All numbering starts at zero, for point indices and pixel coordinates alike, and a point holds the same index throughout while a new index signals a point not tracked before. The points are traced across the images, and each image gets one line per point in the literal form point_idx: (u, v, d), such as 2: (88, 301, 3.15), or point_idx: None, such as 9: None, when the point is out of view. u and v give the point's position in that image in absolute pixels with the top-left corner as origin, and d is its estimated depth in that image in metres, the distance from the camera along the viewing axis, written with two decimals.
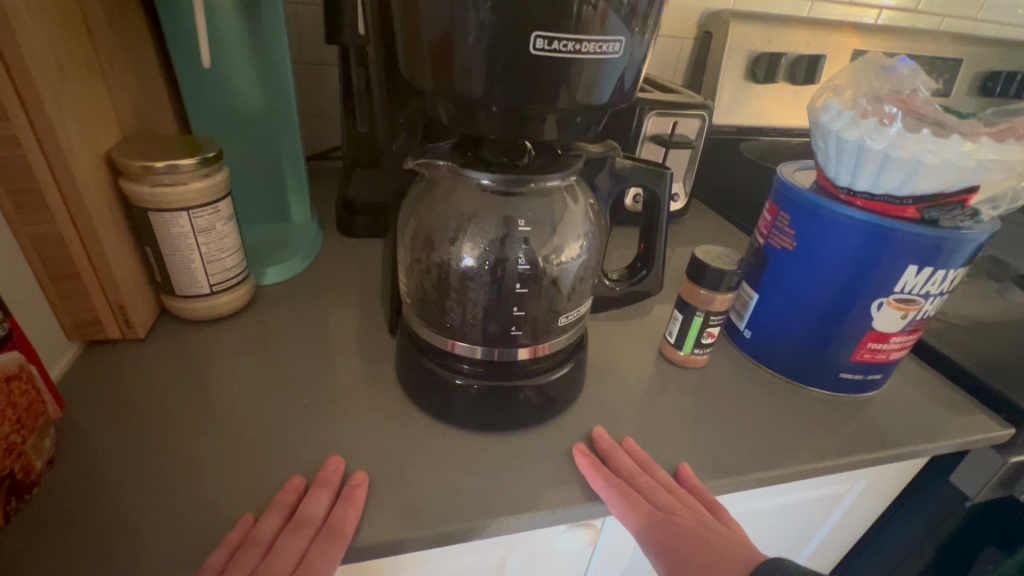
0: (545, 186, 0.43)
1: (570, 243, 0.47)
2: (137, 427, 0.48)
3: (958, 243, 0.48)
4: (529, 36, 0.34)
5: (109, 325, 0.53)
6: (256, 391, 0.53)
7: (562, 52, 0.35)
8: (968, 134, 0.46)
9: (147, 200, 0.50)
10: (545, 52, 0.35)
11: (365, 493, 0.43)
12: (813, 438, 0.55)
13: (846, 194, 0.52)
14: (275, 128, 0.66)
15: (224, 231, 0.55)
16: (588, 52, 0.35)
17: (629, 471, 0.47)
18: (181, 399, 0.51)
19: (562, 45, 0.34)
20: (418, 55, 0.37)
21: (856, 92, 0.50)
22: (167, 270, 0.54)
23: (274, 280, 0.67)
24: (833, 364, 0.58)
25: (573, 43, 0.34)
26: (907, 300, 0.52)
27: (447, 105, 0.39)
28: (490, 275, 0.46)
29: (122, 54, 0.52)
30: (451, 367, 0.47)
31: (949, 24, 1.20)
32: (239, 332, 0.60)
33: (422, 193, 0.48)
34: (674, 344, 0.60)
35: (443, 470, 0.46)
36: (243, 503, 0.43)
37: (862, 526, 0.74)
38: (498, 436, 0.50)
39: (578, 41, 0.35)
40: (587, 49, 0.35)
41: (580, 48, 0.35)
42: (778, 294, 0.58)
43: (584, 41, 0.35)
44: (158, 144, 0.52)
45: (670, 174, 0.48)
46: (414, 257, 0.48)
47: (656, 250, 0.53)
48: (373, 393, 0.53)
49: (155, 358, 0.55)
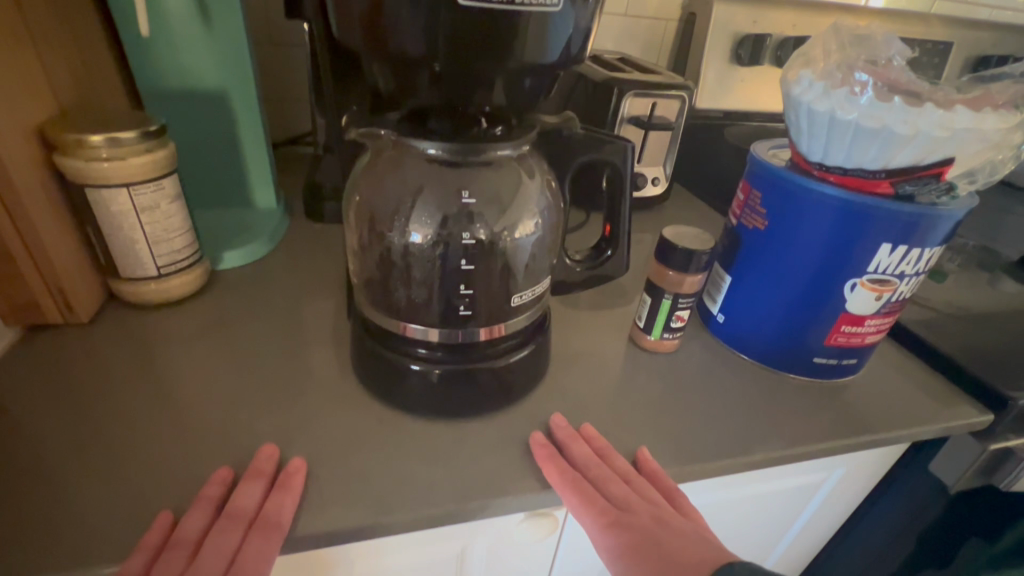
0: (494, 157, 0.41)
1: (524, 219, 0.44)
2: (74, 413, 0.46)
3: (933, 220, 0.46)
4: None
5: (48, 309, 0.51)
6: (202, 377, 0.51)
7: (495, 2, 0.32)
8: (942, 102, 0.44)
9: (83, 175, 0.47)
10: (475, 3, 0.32)
11: (303, 481, 0.41)
12: (784, 425, 0.53)
13: (818, 169, 0.49)
14: (232, 107, 0.63)
15: (170, 210, 0.52)
16: (524, 3, 0.32)
17: (585, 462, 0.45)
18: (122, 386, 0.49)
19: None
20: (347, 12, 0.35)
21: (829, 62, 0.48)
22: (111, 252, 0.52)
23: (233, 264, 0.65)
24: (807, 348, 0.56)
25: None
26: (881, 280, 0.50)
27: (383, 69, 0.37)
28: (439, 254, 0.42)
29: (59, 25, 0.49)
30: (404, 350, 0.45)
31: (941, 7, 1.18)
32: (188, 316, 0.57)
33: (369, 167, 0.45)
34: (643, 328, 0.58)
35: (392, 458, 0.44)
36: (173, 495, 0.41)
37: (841, 515, 0.73)
38: (452, 423, 0.48)
39: None
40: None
41: None
42: (749, 275, 0.56)
43: None
44: (97, 118, 0.50)
45: (631, 146, 0.46)
46: (360, 234, 0.46)
47: (620, 231, 0.51)
48: (325, 381, 0.51)
49: (99, 344, 0.53)
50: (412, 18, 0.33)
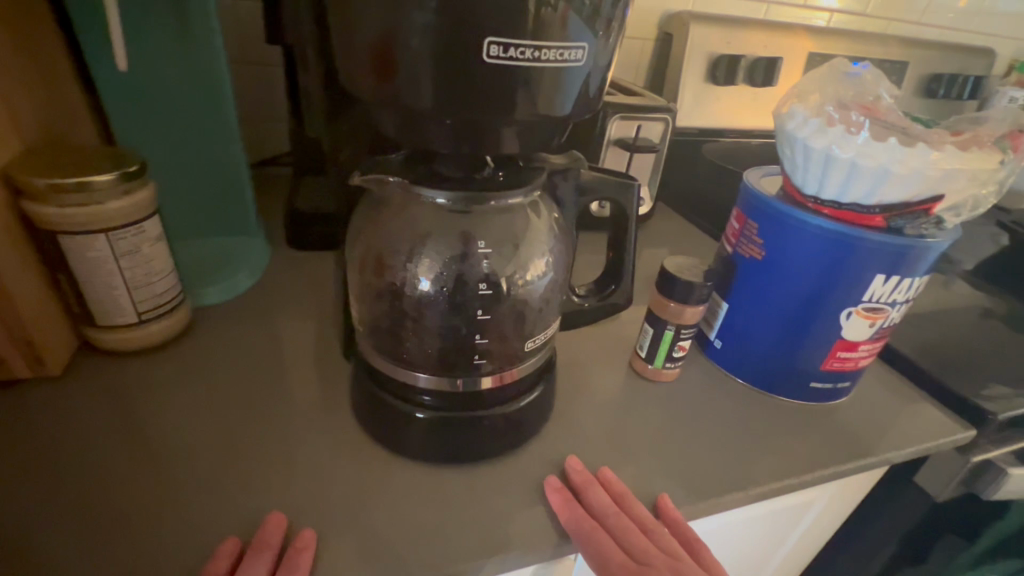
0: (506, 204, 0.40)
1: (534, 260, 0.44)
2: (52, 480, 0.42)
3: (923, 251, 0.48)
4: (482, 43, 0.31)
5: (16, 363, 0.47)
6: (192, 429, 0.48)
7: (520, 60, 0.32)
8: (933, 142, 0.46)
9: (57, 222, 0.44)
10: (501, 61, 0.32)
11: (312, 556, 0.39)
12: (787, 451, 0.54)
13: (813, 203, 0.51)
14: (212, 138, 0.60)
15: (152, 253, 0.49)
16: (548, 60, 0.32)
17: (603, 509, 0.44)
18: (104, 445, 0.45)
19: (519, 52, 0.31)
20: (356, 58, 0.34)
21: (818, 99, 0.50)
22: (85, 299, 0.48)
23: (216, 300, 0.62)
24: (803, 373, 0.57)
25: (532, 50, 0.32)
26: (875, 308, 0.51)
27: (393, 116, 0.35)
28: (450, 303, 0.42)
29: (21, 58, 0.45)
30: (411, 399, 0.44)
31: (894, 28, 1.24)
32: (172, 362, 0.54)
33: (372, 211, 0.44)
34: (646, 358, 0.58)
35: (403, 512, 0.43)
36: (172, 569, 0.38)
37: (830, 527, 0.75)
38: (462, 468, 0.46)
39: (537, 49, 0.32)
40: (547, 57, 0.32)
41: (539, 56, 0.32)
42: (746, 302, 0.57)
43: (544, 48, 0.32)
44: (67, 158, 0.46)
45: (636, 184, 0.45)
46: (365, 280, 0.45)
47: (625, 263, 0.50)
48: (324, 428, 0.49)
49: (74, 397, 0.49)
50: (430, 69, 0.32)
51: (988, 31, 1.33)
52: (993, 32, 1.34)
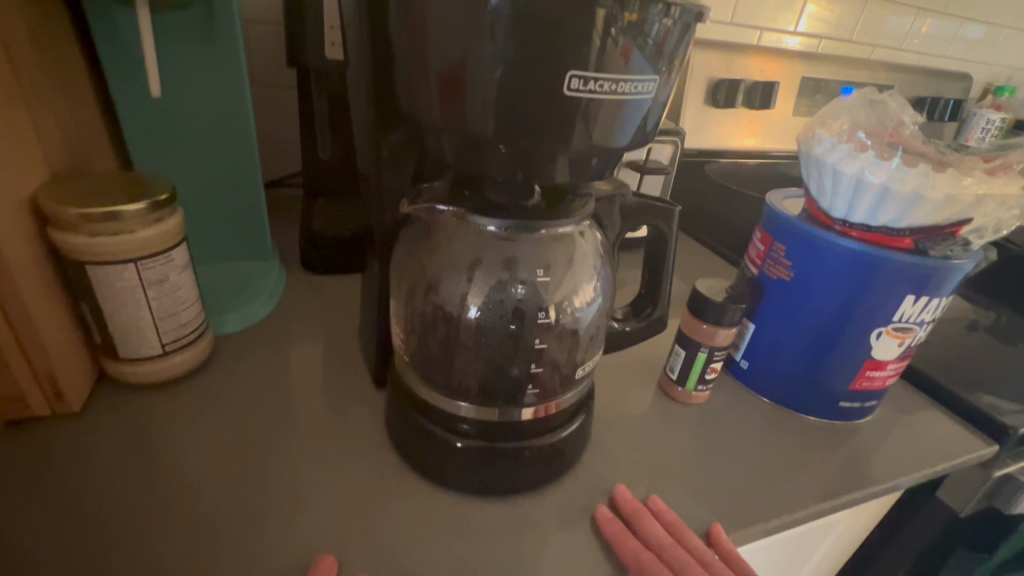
0: (557, 232, 0.41)
1: (584, 285, 0.44)
2: (75, 514, 0.40)
3: (949, 272, 0.49)
4: (564, 75, 0.31)
5: (34, 400, 0.45)
6: (219, 461, 0.46)
7: (598, 92, 0.32)
8: (962, 169, 0.48)
9: (84, 252, 0.43)
10: (580, 92, 0.32)
11: None
12: (823, 471, 0.54)
13: (840, 225, 0.52)
14: (232, 162, 0.59)
15: (179, 281, 0.48)
16: (623, 92, 0.33)
17: (658, 539, 0.43)
18: (127, 481, 0.43)
19: (598, 85, 0.32)
20: (422, 86, 0.34)
21: (843, 126, 0.51)
22: (108, 330, 0.47)
23: (233, 328, 0.60)
24: (832, 393, 0.57)
25: (609, 83, 0.32)
26: (904, 328, 0.52)
27: (450, 143, 0.35)
28: (513, 330, 0.43)
29: (50, 80, 0.44)
30: (452, 427, 0.44)
31: (875, 54, 1.29)
32: (195, 393, 0.52)
33: (418, 237, 0.44)
34: (676, 380, 0.58)
35: (452, 546, 0.41)
36: None
37: (851, 543, 0.75)
38: (508, 498, 0.45)
39: (614, 82, 0.32)
40: (623, 89, 0.32)
41: (616, 88, 0.32)
42: (774, 323, 0.58)
43: (621, 82, 0.32)
44: (96, 186, 0.45)
45: (677, 211, 0.46)
46: (412, 307, 0.45)
47: (662, 286, 0.50)
48: (361, 460, 0.47)
49: (96, 431, 0.47)
50: (497, 100, 0.32)
51: (961, 56, 1.40)
52: (964, 57, 1.41)
